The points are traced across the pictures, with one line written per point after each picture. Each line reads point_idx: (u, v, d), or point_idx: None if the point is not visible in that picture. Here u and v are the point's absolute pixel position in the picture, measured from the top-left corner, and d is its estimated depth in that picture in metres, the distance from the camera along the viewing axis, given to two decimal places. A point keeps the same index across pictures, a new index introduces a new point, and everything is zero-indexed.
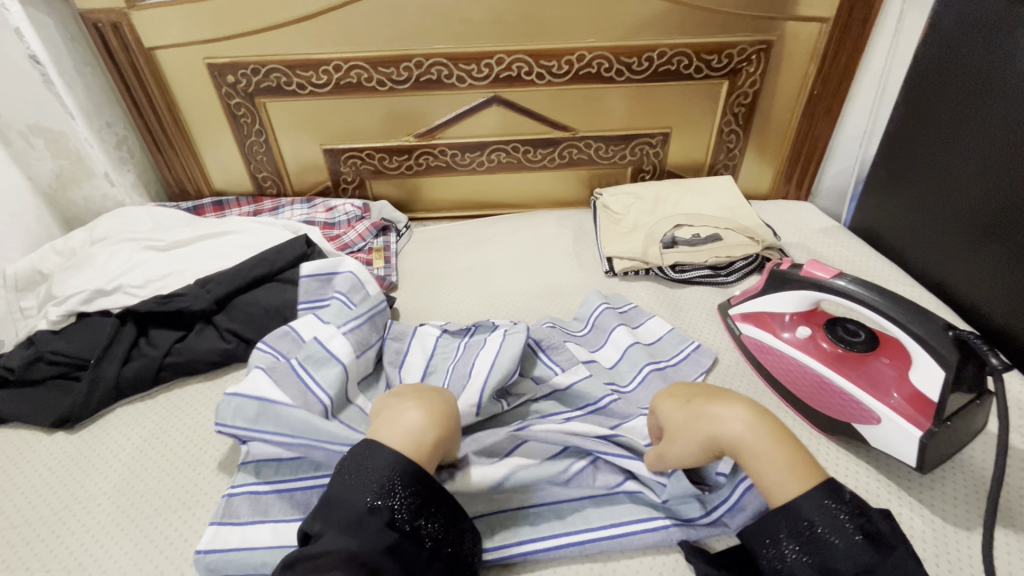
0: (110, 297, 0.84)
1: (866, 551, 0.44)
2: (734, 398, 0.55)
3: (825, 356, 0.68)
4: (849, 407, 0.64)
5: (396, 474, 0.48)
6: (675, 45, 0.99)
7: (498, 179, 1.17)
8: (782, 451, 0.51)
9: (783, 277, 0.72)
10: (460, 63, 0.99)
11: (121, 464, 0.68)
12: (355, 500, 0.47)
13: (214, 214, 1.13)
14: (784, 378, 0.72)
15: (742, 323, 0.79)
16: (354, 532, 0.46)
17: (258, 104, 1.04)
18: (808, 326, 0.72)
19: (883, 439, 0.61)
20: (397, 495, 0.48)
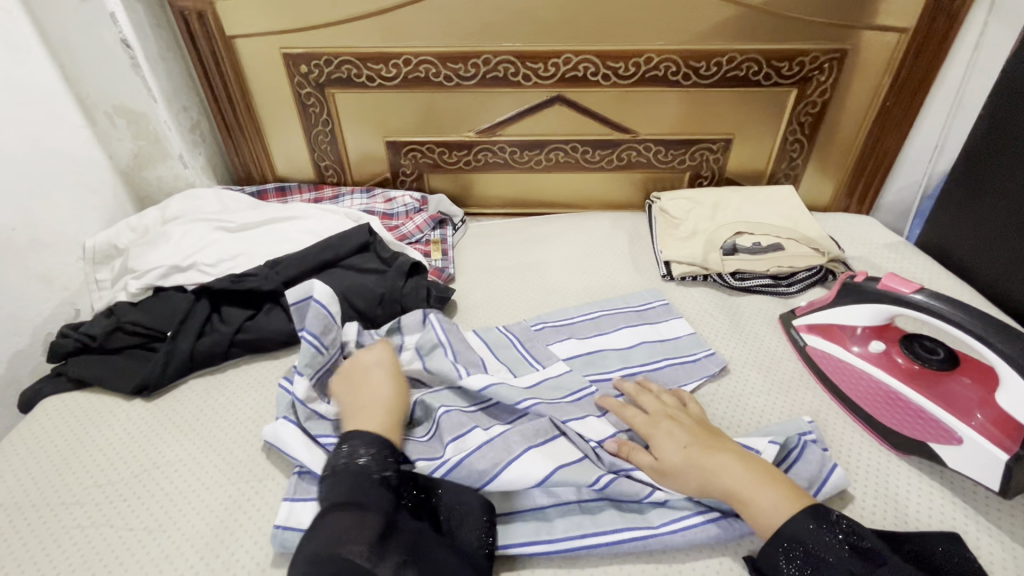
0: (185, 274, 0.87)
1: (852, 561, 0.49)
2: (734, 450, 0.57)
3: (899, 372, 0.68)
4: (926, 423, 0.63)
5: (343, 440, 0.57)
6: (745, 51, 0.98)
7: (553, 178, 1.17)
8: (770, 489, 0.53)
9: (857, 290, 0.70)
10: (527, 62, 1.00)
11: (194, 432, 0.71)
12: (331, 473, 0.54)
13: (276, 199, 1.17)
14: (851, 394, 0.70)
15: (807, 334, 0.78)
16: (340, 490, 0.52)
17: (328, 94, 1.06)
18: (881, 342, 0.71)
19: (961, 459, 0.59)
20: (361, 454, 0.55)
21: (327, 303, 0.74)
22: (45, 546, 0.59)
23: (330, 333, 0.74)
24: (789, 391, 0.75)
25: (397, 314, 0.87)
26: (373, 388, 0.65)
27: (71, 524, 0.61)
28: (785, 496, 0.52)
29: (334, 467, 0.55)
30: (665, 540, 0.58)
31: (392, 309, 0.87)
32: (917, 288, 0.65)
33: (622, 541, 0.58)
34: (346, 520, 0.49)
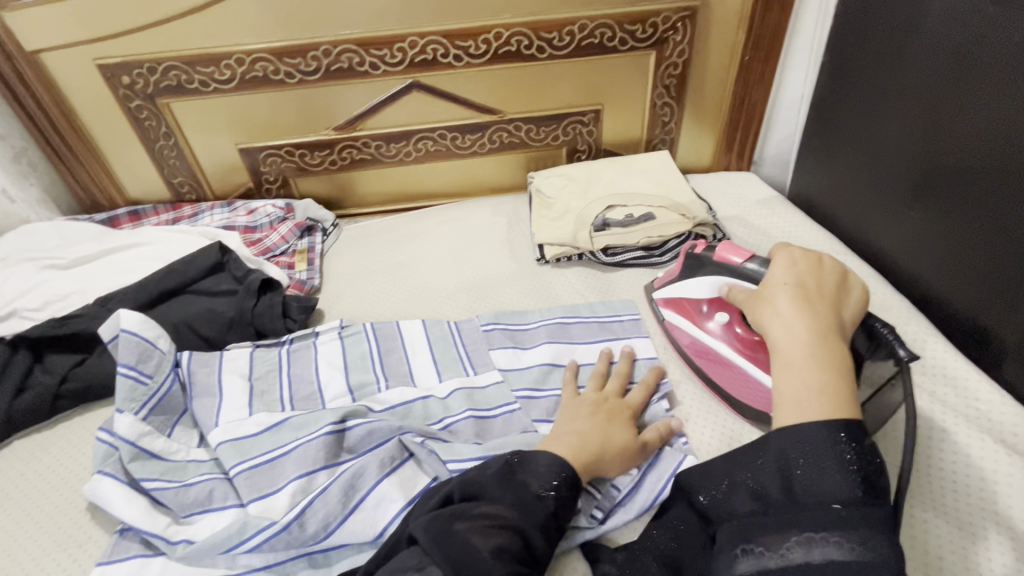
0: (5, 323, 0.79)
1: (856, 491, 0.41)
2: (815, 321, 0.51)
3: (737, 341, 0.68)
4: (755, 393, 0.65)
5: (567, 470, 0.52)
6: (596, 17, 0.94)
7: (428, 169, 1.12)
8: (817, 375, 0.47)
9: (698, 261, 0.72)
10: (370, 49, 0.94)
11: (10, 502, 0.64)
12: (534, 483, 0.50)
13: (130, 224, 1.07)
14: (697, 361, 0.72)
15: (665, 308, 0.78)
16: (525, 513, 0.48)
17: (161, 105, 0.97)
18: (726, 313, 0.70)
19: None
20: (564, 491, 0.51)
21: (140, 330, 0.66)
22: None
23: (152, 358, 0.66)
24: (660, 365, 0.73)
25: (251, 336, 0.81)
26: (588, 424, 0.60)
27: None
28: (824, 392, 0.46)
29: (539, 484, 0.51)
30: None
31: (244, 331, 0.81)
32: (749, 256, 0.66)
33: None
34: (507, 542, 0.46)
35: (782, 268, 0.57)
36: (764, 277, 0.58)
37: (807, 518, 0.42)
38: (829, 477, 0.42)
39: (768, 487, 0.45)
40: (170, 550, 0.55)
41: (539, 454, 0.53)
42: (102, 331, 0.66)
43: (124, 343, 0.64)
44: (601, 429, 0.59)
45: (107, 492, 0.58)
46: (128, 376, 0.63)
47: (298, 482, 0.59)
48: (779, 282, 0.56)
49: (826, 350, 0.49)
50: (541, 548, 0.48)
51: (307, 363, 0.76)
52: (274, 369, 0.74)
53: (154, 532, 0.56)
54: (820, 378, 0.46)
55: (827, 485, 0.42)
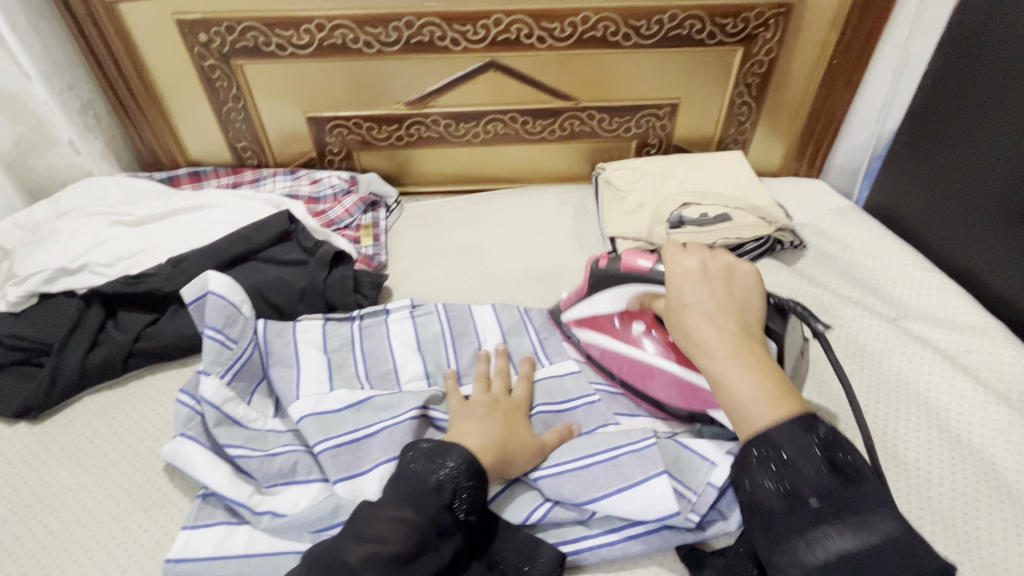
0: (76, 276, 0.78)
1: (829, 480, 0.44)
2: (730, 331, 0.51)
3: (661, 349, 0.65)
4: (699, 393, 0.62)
5: (467, 466, 0.51)
6: (687, 7, 0.91)
7: (493, 152, 1.10)
8: (755, 385, 0.48)
9: (604, 274, 0.66)
10: (454, 24, 0.91)
11: (87, 457, 0.63)
12: (425, 477, 0.50)
13: (190, 185, 1.06)
14: (638, 383, 0.67)
15: (576, 330, 0.73)
16: (413, 508, 0.48)
17: (235, 66, 0.95)
18: (641, 321, 0.68)
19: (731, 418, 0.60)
20: (463, 486, 0.50)
21: (227, 293, 0.65)
22: None
23: (237, 323, 0.66)
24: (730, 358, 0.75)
25: (321, 309, 0.80)
26: (484, 424, 0.58)
27: None
28: (764, 396, 0.48)
29: (433, 477, 0.50)
30: (610, 551, 0.53)
31: (315, 304, 0.80)
32: (655, 257, 0.62)
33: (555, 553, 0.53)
34: (393, 546, 0.46)
35: (678, 272, 0.57)
36: (670, 290, 0.57)
37: (800, 522, 0.43)
38: (802, 474, 0.44)
39: (760, 499, 0.46)
40: (256, 521, 0.54)
41: (445, 451, 0.52)
42: (184, 296, 0.66)
43: (214, 306, 0.65)
44: (501, 427, 0.58)
45: (191, 458, 0.57)
46: (217, 337, 0.63)
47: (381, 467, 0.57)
48: (682, 289, 0.56)
49: (751, 357, 0.50)
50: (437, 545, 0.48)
51: (380, 340, 0.74)
52: (347, 345, 0.73)
53: (240, 502, 0.54)
54: (752, 384, 0.48)
55: (805, 483, 0.44)
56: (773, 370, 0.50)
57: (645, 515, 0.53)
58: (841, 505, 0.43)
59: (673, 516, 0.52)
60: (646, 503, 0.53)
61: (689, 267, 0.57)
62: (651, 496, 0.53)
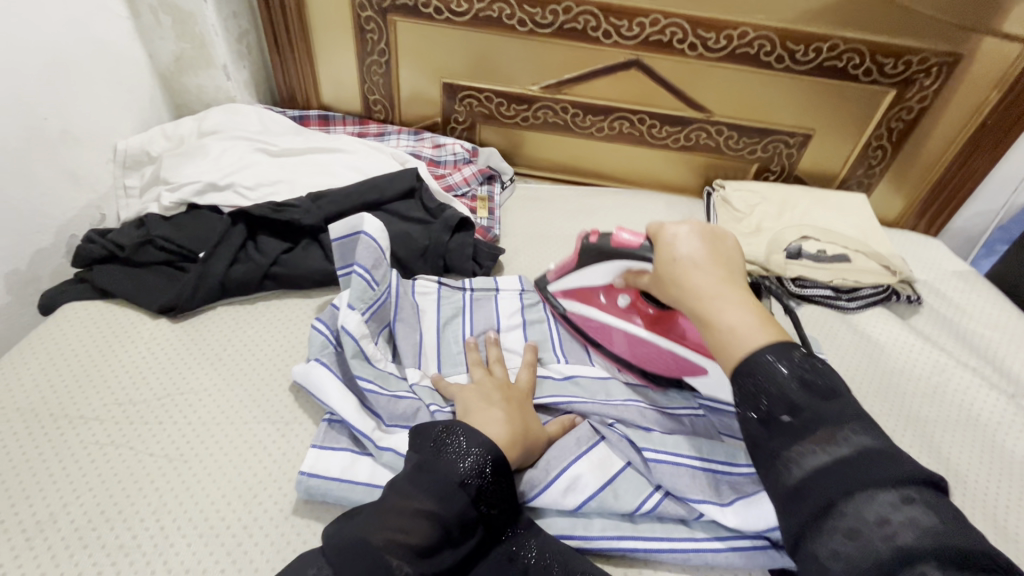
0: (222, 193, 0.83)
1: (800, 395, 0.46)
2: (717, 273, 0.53)
3: (645, 323, 0.67)
4: (679, 363, 0.65)
5: (494, 458, 0.51)
6: (851, 40, 0.89)
7: (612, 149, 1.10)
8: (744, 318, 0.50)
9: (592, 249, 0.66)
10: (611, 17, 0.92)
11: (221, 363, 0.67)
12: (452, 470, 0.49)
13: (318, 127, 1.10)
14: (614, 346, 0.70)
15: (562, 299, 0.74)
16: (439, 501, 0.47)
17: (389, 21, 0.98)
18: (625, 295, 0.68)
19: (712, 385, 0.64)
20: (489, 479, 0.50)
21: (378, 237, 0.70)
22: (63, 460, 0.56)
23: (381, 267, 0.70)
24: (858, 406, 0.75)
25: (439, 269, 0.83)
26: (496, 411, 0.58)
27: (88, 441, 0.58)
28: (759, 326, 0.50)
29: (459, 469, 0.49)
30: (718, 557, 0.54)
31: (434, 263, 0.82)
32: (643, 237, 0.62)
33: (663, 550, 0.54)
34: (418, 537, 0.46)
35: (667, 231, 0.58)
36: (665, 251, 0.57)
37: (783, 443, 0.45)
38: (778, 386, 0.46)
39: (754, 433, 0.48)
40: (379, 454, 0.57)
41: (469, 437, 0.51)
42: (331, 234, 0.69)
43: (366, 245, 0.69)
44: (518, 413, 0.58)
45: (325, 383, 0.60)
46: (366, 273, 0.67)
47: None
48: (672, 244, 0.57)
49: (750, 304, 0.52)
50: (457, 538, 0.48)
51: (490, 313, 0.75)
52: (459, 313, 0.75)
53: (366, 434, 0.57)
54: (750, 318, 0.50)
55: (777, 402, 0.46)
56: (753, 303, 0.52)
57: (761, 533, 0.53)
58: (813, 418, 0.45)
59: None
60: (764, 526, 0.53)
61: (681, 232, 0.57)
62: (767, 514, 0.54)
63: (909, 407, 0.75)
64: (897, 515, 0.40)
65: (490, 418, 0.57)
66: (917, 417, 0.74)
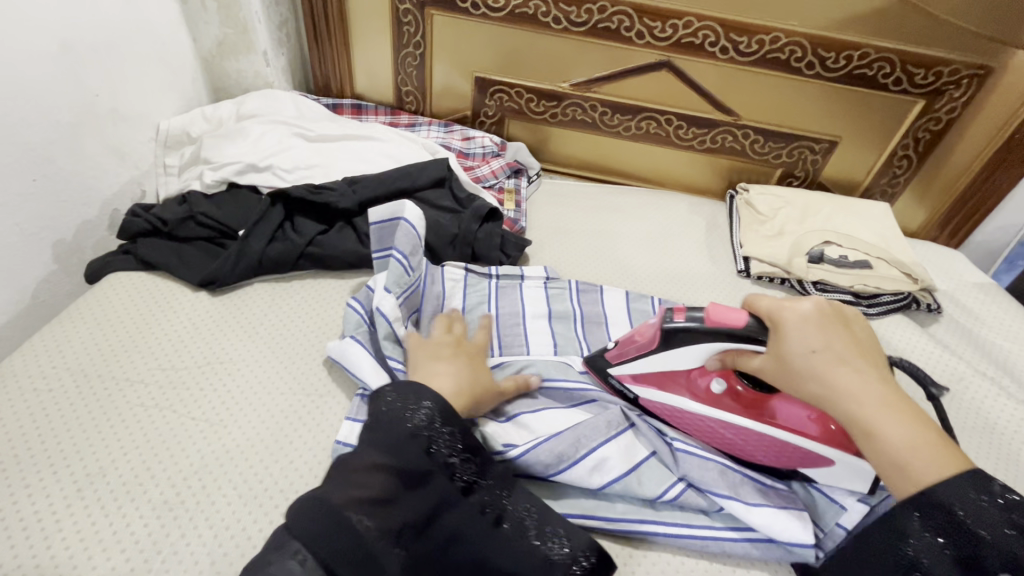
0: (261, 174, 0.85)
1: (1012, 541, 0.43)
2: (864, 371, 0.50)
3: (745, 409, 0.60)
4: (790, 452, 0.58)
5: (442, 407, 0.53)
6: (882, 49, 0.90)
7: (638, 148, 1.12)
8: (911, 429, 0.47)
9: (681, 332, 0.58)
10: (645, 18, 0.93)
11: (259, 336, 0.70)
12: (404, 421, 0.52)
13: (351, 115, 1.13)
14: (705, 437, 0.63)
15: (632, 386, 0.65)
16: (389, 453, 0.50)
17: (427, 14, 1.01)
18: (719, 377, 0.61)
19: (828, 473, 0.57)
20: (439, 429, 0.52)
21: (416, 224, 0.72)
22: (110, 418, 0.59)
23: (417, 254, 0.72)
24: None
25: (467, 257, 0.84)
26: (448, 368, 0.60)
27: (134, 402, 0.61)
28: (931, 440, 0.47)
29: (410, 422, 0.51)
30: (734, 547, 0.56)
31: (463, 251, 0.84)
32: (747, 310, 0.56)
33: (681, 537, 0.56)
34: (374, 490, 0.47)
35: (789, 313, 0.53)
36: (793, 341, 0.52)
37: None
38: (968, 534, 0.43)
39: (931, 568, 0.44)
40: None
41: (418, 393, 0.53)
42: (370, 219, 0.72)
43: (405, 232, 0.71)
44: (467, 372, 0.60)
45: (359, 360, 0.62)
46: (402, 258, 0.70)
47: (510, 423, 0.63)
48: (799, 333, 0.51)
49: (908, 409, 0.48)
50: (416, 493, 0.49)
51: (515, 302, 0.78)
52: (484, 301, 0.77)
53: None
54: (909, 430, 0.47)
55: (966, 539, 0.43)
56: (909, 407, 0.48)
57: (779, 533, 0.54)
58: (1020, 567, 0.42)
59: (805, 543, 0.54)
60: (783, 523, 0.55)
61: (806, 313, 0.52)
62: (789, 520, 0.55)
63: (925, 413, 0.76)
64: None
65: (441, 375, 0.59)
66: None
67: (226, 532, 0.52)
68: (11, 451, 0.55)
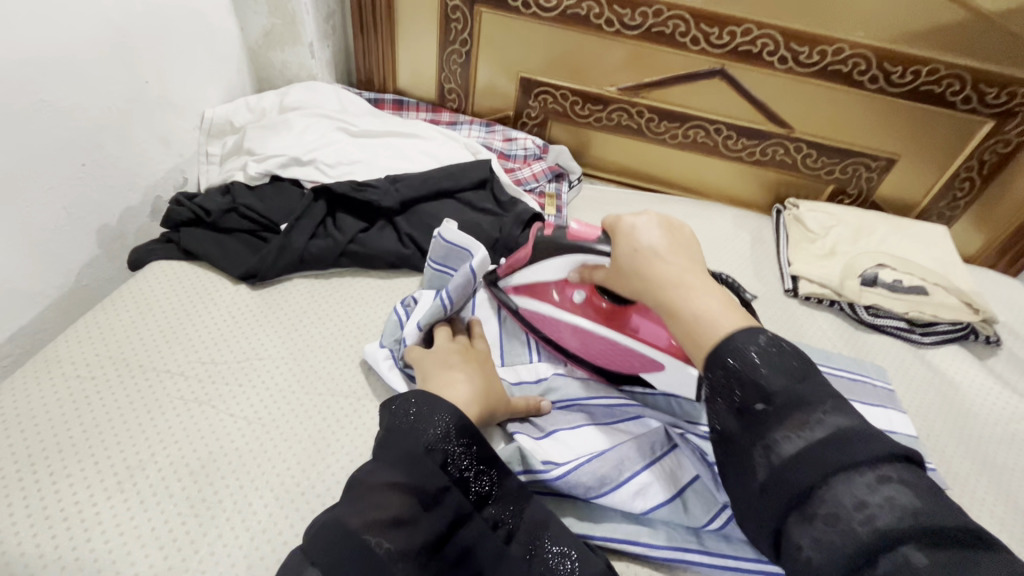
0: (304, 168, 0.85)
1: (777, 378, 0.44)
2: (682, 264, 0.55)
3: (599, 317, 0.67)
4: (632, 356, 0.65)
5: (458, 421, 0.49)
6: (953, 65, 0.85)
7: (683, 157, 1.09)
8: (714, 306, 0.50)
9: (548, 243, 0.66)
10: (702, 23, 0.90)
11: (298, 332, 0.69)
12: (418, 435, 0.48)
13: (392, 111, 1.12)
14: (569, 346, 0.69)
15: (512, 296, 0.73)
16: (405, 470, 0.47)
17: (476, 12, 0.99)
18: (579, 289, 0.68)
19: (669, 380, 0.63)
20: (454, 444, 0.49)
21: (479, 267, 0.66)
22: (150, 410, 0.59)
23: (464, 291, 0.67)
24: (932, 442, 0.72)
25: (507, 262, 0.83)
26: (453, 371, 0.58)
27: (173, 395, 0.60)
28: (727, 312, 0.50)
29: (425, 436, 0.48)
30: None
31: (504, 256, 0.82)
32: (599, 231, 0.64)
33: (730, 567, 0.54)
34: (392, 511, 0.44)
35: (626, 224, 0.59)
36: (625, 243, 0.58)
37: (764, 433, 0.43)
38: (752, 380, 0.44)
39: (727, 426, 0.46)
40: None
41: (432, 405, 0.50)
42: (443, 230, 0.69)
43: (478, 260, 0.67)
44: (481, 378, 0.59)
45: (389, 373, 0.63)
46: (465, 284, 0.66)
47: (548, 440, 0.61)
48: (633, 237, 0.58)
49: (716, 292, 0.52)
50: (434, 513, 0.46)
51: None
52: None
53: None
54: (717, 304, 0.50)
55: (751, 389, 0.44)
56: (717, 290, 0.53)
57: None
58: (782, 405, 0.43)
59: None
60: None
61: (638, 223, 0.59)
62: None
63: (983, 452, 0.72)
64: (875, 497, 0.38)
65: (454, 379, 0.57)
66: (993, 463, 0.71)
67: (263, 535, 0.51)
68: (55, 438, 0.55)
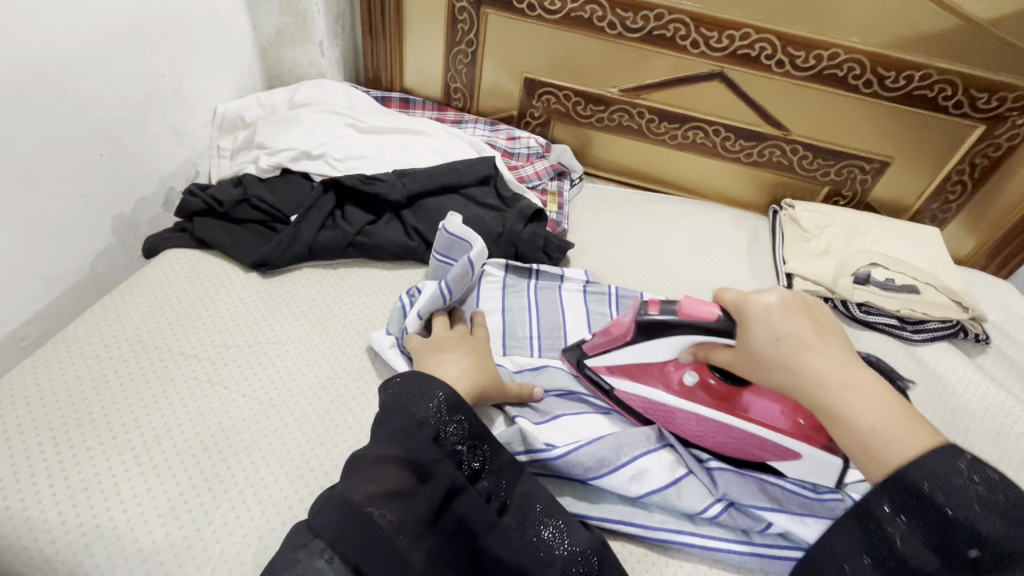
0: (314, 162, 0.87)
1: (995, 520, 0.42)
2: (832, 355, 0.50)
3: (714, 400, 0.61)
4: (760, 445, 0.59)
5: (448, 395, 0.52)
6: (945, 71, 0.88)
7: (682, 158, 1.11)
8: (874, 409, 0.46)
9: (656, 323, 0.59)
10: (701, 27, 0.93)
11: (307, 320, 0.71)
12: (412, 410, 0.51)
13: (398, 109, 1.15)
14: (684, 433, 0.63)
15: (607, 376, 0.66)
16: (399, 443, 0.49)
17: (482, 13, 1.02)
18: (692, 369, 0.62)
19: (802, 467, 0.58)
20: (446, 418, 0.51)
21: (475, 259, 0.69)
22: (166, 390, 0.61)
23: (463, 282, 0.70)
24: None
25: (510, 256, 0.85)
26: (454, 355, 0.60)
27: (188, 377, 0.63)
28: (899, 420, 0.46)
29: (418, 411, 0.51)
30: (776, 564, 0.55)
31: (506, 249, 0.85)
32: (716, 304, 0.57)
33: (721, 550, 0.56)
34: (389, 482, 0.47)
35: (758, 305, 0.53)
36: (761, 329, 0.52)
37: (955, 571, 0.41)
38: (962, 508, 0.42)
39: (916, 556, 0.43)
40: None
41: (424, 384, 0.53)
42: (447, 224, 0.70)
43: (475, 252, 0.69)
44: (474, 358, 0.61)
45: (392, 355, 0.65)
46: (463, 275, 0.69)
47: (547, 424, 0.64)
48: (770, 324, 0.52)
49: (876, 391, 0.48)
50: (428, 485, 0.48)
51: (555, 305, 0.78)
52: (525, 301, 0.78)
53: None
54: (878, 409, 0.46)
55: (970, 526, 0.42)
56: (878, 388, 0.48)
57: None
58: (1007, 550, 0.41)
59: None
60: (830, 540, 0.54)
61: (770, 303, 0.53)
62: None
63: (969, 444, 0.74)
64: None
65: (449, 361, 0.59)
66: (979, 455, 0.73)
67: (274, 508, 0.53)
68: (74, 414, 0.58)
